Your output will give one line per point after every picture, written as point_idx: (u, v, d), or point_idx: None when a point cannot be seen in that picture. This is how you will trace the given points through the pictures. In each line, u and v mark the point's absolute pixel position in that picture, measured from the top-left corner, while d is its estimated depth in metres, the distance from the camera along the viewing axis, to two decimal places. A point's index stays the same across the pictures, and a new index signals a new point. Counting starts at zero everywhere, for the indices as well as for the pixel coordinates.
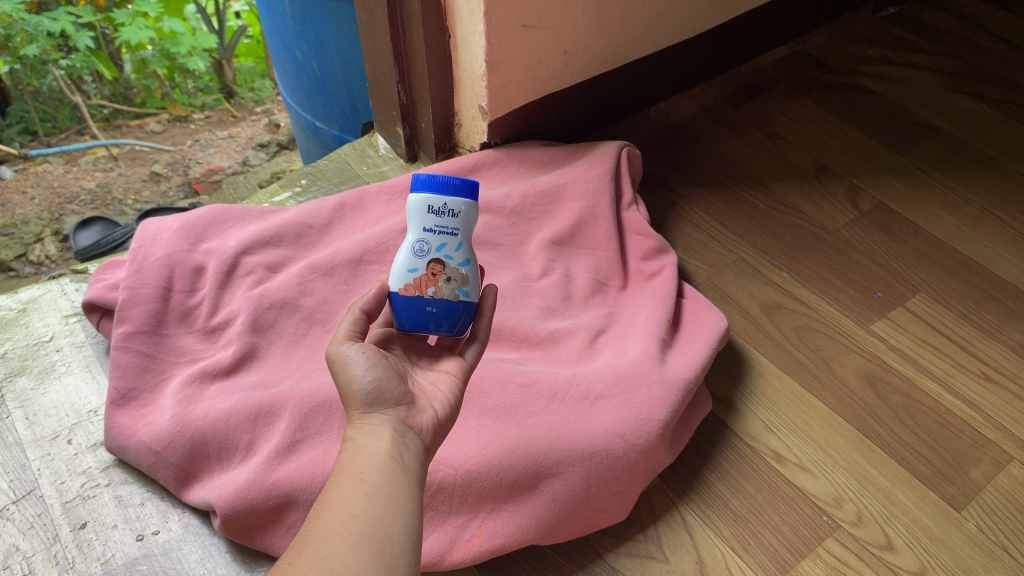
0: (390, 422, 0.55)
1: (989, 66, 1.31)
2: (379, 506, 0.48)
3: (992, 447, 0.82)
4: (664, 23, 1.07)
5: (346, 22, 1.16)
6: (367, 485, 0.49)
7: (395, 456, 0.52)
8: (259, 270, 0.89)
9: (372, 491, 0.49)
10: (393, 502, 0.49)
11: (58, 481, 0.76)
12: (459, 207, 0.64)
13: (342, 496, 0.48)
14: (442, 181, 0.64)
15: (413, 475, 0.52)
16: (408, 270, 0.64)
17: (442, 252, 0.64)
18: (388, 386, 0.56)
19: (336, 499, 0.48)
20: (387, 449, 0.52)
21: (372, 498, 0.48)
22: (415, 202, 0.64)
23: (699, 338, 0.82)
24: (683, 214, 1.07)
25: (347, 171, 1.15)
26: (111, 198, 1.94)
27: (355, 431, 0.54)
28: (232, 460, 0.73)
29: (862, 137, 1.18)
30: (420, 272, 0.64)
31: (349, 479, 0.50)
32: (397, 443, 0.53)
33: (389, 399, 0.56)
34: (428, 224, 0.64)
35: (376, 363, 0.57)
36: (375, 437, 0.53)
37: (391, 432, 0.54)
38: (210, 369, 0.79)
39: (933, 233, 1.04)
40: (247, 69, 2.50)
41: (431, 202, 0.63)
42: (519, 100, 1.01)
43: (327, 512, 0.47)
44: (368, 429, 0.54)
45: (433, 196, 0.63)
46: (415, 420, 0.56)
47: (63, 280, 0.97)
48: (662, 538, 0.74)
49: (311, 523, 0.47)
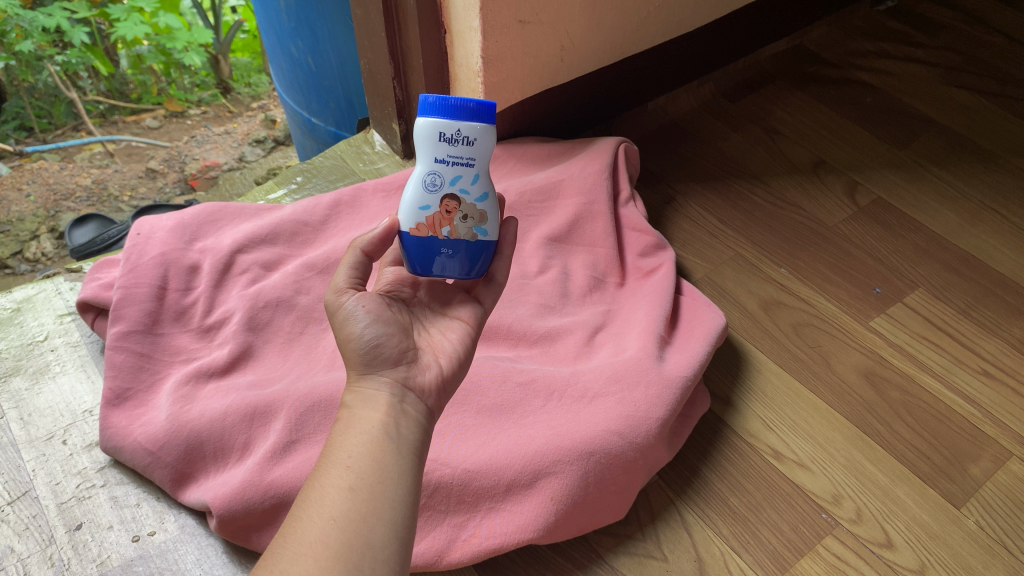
0: (388, 385, 0.55)
1: (988, 60, 1.30)
2: (361, 504, 0.47)
3: (991, 443, 0.82)
4: (661, 17, 1.06)
5: (340, 18, 1.16)
6: (351, 477, 0.49)
7: (389, 431, 0.52)
8: (255, 268, 0.88)
9: (357, 485, 0.48)
10: (378, 496, 0.48)
11: (53, 482, 0.76)
12: (473, 134, 0.60)
13: (323, 493, 0.48)
14: (454, 104, 0.60)
15: (408, 446, 0.52)
16: (420, 208, 0.63)
17: (457, 185, 0.62)
18: (387, 342, 0.57)
19: (315, 499, 0.48)
20: (381, 424, 0.52)
21: (354, 494, 0.48)
22: (425, 129, 0.60)
23: (697, 336, 0.82)
24: (681, 210, 1.07)
25: (344, 168, 1.14)
26: (107, 195, 1.93)
27: (352, 397, 0.55)
28: (228, 461, 0.73)
29: (861, 132, 1.18)
30: (433, 210, 0.62)
31: (335, 467, 0.49)
32: (393, 411, 0.54)
33: (388, 355, 0.56)
34: (440, 155, 0.61)
35: (375, 317, 0.58)
36: (371, 406, 0.54)
37: (388, 398, 0.54)
38: (206, 369, 0.78)
39: (932, 227, 1.04)
40: (244, 65, 2.49)
41: (443, 128, 0.60)
42: (515, 96, 1.01)
43: (306, 517, 0.47)
44: (364, 394, 0.54)
45: (445, 123, 0.60)
46: (416, 380, 0.57)
47: (57, 279, 0.96)
48: (661, 537, 0.74)
49: (290, 526, 0.47)
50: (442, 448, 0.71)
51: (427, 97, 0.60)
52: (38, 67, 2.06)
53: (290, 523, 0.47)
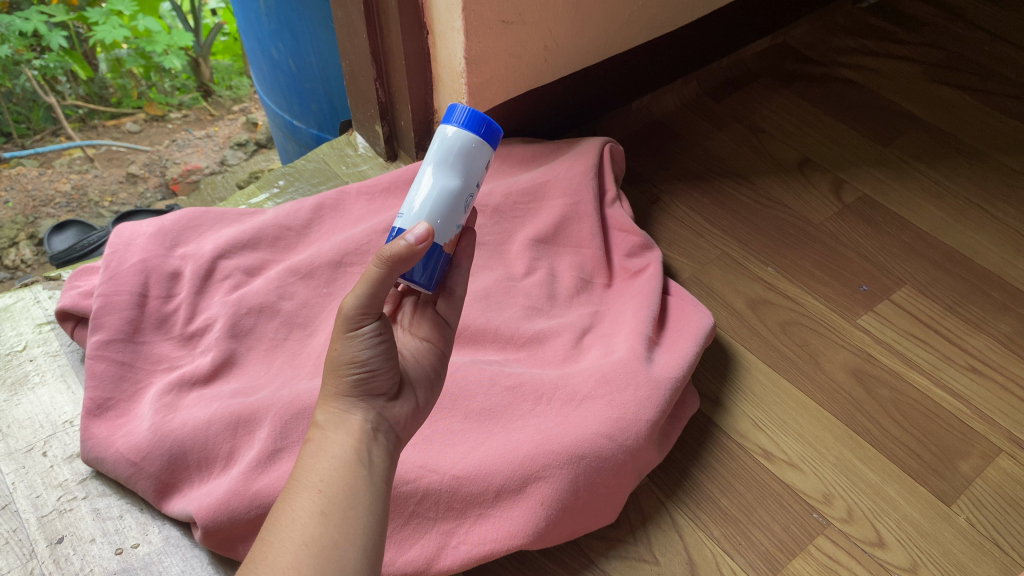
0: (363, 411, 0.54)
1: (970, 57, 1.31)
2: (333, 529, 0.47)
3: (981, 439, 0.82)
4: (645, 16, 1.06)
5: (322, 20, 1.14)
6: (323, 501, 0.48)
7: (361, 456, 0.51)
8: (237, 274, 0.87)
9: (329, 509, 0.48)
10: (350, 521, 0.48)
11: (33, 495, 0.74)
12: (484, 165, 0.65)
13: (294, 517, 0.47)
14: (493, 135, 0.63)
15: (380, 474, 0.51)
16: (452, 223, 0.61)
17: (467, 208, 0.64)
18: (383, 372, 0.54)
19: (287, 523, 0.47)
20: (353, 447, 0.51)
21: (326, 519, 0.47)
22: (478, 152, 0.62)
23: (686, 337, 0.81)
24: (667, 209, 1.06)
25: (326, 171, 1.13)
26: (87, 200, 1.92)
27: (325, 418, 0.53)
28: (212, 470, 0.71)
29: (845, 129, 1.18)
30: (457, 227, 0.62)
31: (306, 490, 0.49)
32: (366, 438, 0.52)
33: (374, 388, 0.55)
34: (477, 177, 0.62)
35: (385, 348, 0.54)
36: (344, 430, 0.52)
37: (362, 424, 0.53)
38: (189, 377, 0.77)
39: (917, 224, 1.04)
40: (225, 67, 2.46)
41: (486, 155, 0.63)
42: (499, 97, 1.00)
43: (276, 541, 0.47)
44: (338, 416, 0.53)
45: (488, 151, 0.63)
46: (391, 411, 0.56)
47: (36, 287, 0.94)
48: (652, 541, 0.73)
49: (260, 550, 0.46)
50: (429, 454, 0.70)
51: (474, 112, 0.62)
52: (15, 72, 2.03)
53: (259, 548, 0.47)
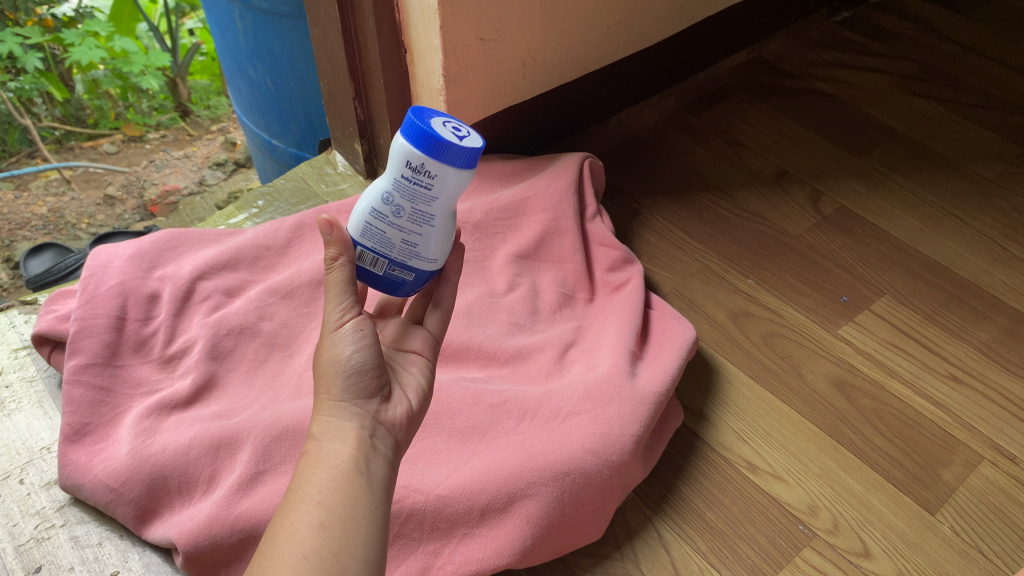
0: (360, 417, 0.53)
1: (943, 68, 1.32)
2: (334, 541, 0.46)
3: (963, 447, 0.82)
4: (623, 32, 1.07)
5: (300, 38, 1.15)
6: (322, 513, 0.47)
7: (359, 466, 0.50)
8: (216, 295, 0.86)
9: (328, 521, 0.47)
10: (351, 533, 0.47)
11: (10, 524, 0.73)
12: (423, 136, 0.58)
13: (293, 530, 0.46)
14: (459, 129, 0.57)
15: (379, 485, 0.50)
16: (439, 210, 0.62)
17: None
18: (372, 371, 0.54)
19: (286, 537, 0.46)
20: (351, 458, 0.50)
21: (326, 531, 0.46)
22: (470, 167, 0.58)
23: (669, 350, 0.81)
24: (647, 223, 1.07)
25: (305, 190, 1.12)
26: (64, 223, 1.91)
27: (321, 428, 0.52)
28: (193, 495, 0.70)
29: (821, 141, 1.19)
30: None
31: (305, 503, 0.48)
32: (364, 447, 0.51)
33: (366, 390, 0.54)
34: None
35: (371, 344, 0.54)
36: (341, 439, 0.51)
37: (359, 431, 0.52)
38: (168, 401, 0.76)
39: (894, 234, 1.05)
40: (202, 86, 2.41)
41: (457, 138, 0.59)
42: (478, 114, 1.00)
43: (276, 556, 0.45)
44: (335, 424, 0.52)
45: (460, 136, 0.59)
46: (387, 415, 0.55)
47: (11, 311, 0.93)
48: (640, 556, 0.73)
49: (260, 564, 0.45)
50: (414, 474, 0.70)
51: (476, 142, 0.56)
52: None
53: (260, 562, 0.45)
